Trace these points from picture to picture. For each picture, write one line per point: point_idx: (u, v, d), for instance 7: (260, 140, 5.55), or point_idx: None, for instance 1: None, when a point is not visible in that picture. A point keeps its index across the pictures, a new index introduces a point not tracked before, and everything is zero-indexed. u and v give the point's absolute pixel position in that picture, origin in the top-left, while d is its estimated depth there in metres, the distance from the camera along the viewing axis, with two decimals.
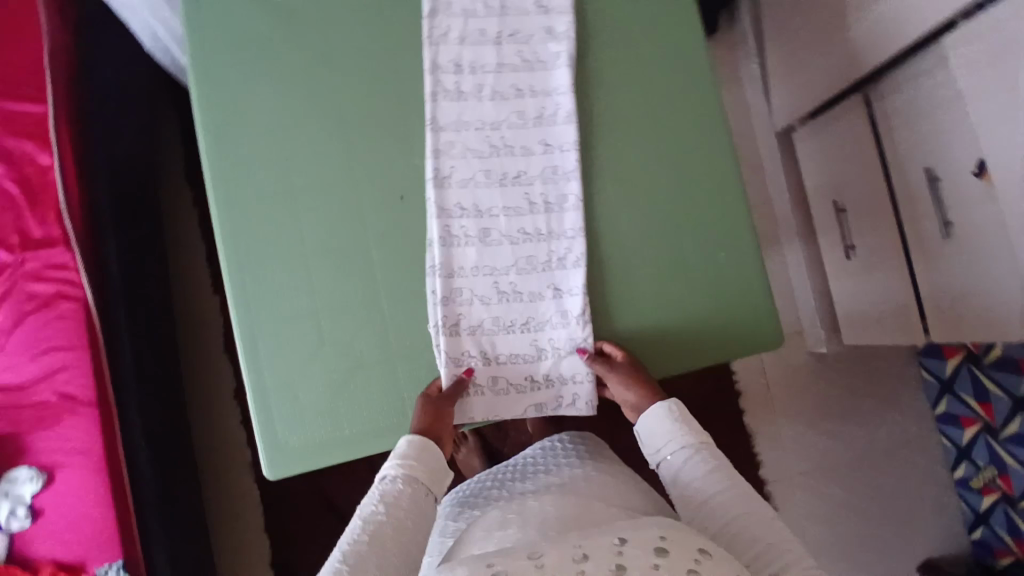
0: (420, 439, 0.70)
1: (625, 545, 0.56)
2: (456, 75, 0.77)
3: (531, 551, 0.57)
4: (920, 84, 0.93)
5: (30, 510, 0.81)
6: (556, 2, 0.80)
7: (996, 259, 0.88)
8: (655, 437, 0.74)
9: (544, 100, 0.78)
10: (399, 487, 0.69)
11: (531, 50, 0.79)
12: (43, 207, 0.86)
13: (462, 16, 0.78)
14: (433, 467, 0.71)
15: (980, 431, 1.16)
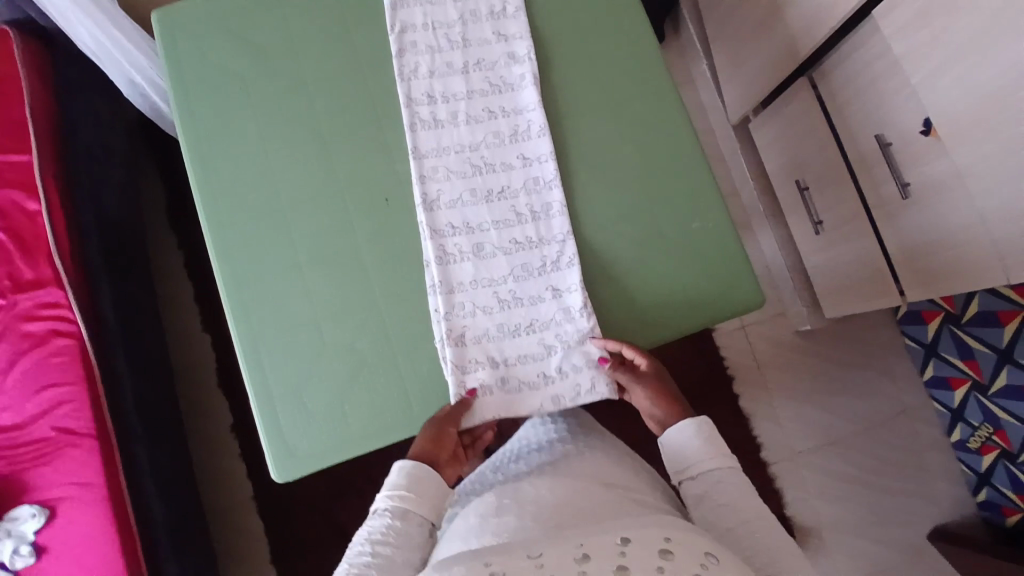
0: (417, 465, 0.73)
1: (628, 545, 0.53)
2: (430, 105, 0.81)
3: (531, 552, 0.55)
4: (861, 57, 0.99)
5: (34, 548, 0.80)
6: (513, 29, 0.84)
7: (954, 209, 0.92)
8: (683, 453, 0.73)
9: (517, 119, 0.82)
10: (393, 518, 0.70)
11: (497, 75, 0.83)
12: (33, 251, 0.88)
13: (428, 52, 0.83)
14: (423, 495, 0.72)
15: (970, 389, 1.18)
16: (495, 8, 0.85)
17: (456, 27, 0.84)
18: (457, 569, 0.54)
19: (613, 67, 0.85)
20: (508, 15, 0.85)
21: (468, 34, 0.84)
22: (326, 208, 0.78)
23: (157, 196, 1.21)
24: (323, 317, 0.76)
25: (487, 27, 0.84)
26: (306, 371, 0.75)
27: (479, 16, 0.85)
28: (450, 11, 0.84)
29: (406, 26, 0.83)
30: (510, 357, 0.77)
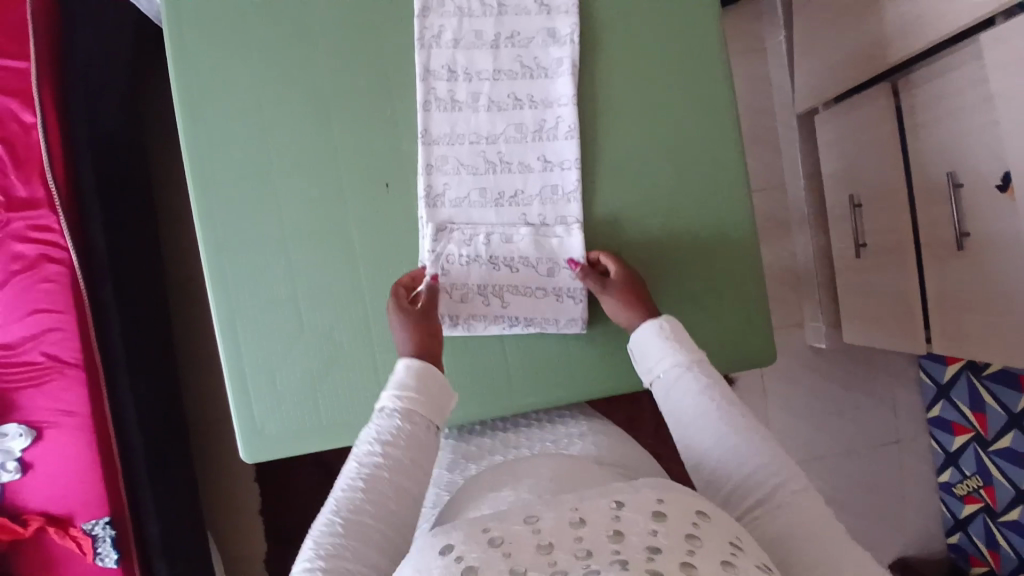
0: (422, 365, 0.61)
1: (623, 509, 0.44)
2: (449, 82, 0.73)
3: (525, 515, 0.45)
4: (950, 80, 0.86)
5: (20, 463, 0.84)
6: (558, 1, 0.74)
7: (1010, 277, 0.83)
8: (648, 353, 0.64)
9: (545, 112, 0.74)
10: (398, 424, 0.58)
11: (531, 54, 0.74)
12: (27, 168, 0.85)
13: (455, 14, 0.73)
14: (436, 398, 0.61)
15: (971, 439, 1.13)
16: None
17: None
18: (456, 534, 0.45)
19: (661, 66, 0.76)
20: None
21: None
22: (318, 182, 0.72)
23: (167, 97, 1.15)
24: (304, 302, 0.72)
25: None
26: (282, 355, 0.72)
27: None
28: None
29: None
30: (497, 307, 0.73)
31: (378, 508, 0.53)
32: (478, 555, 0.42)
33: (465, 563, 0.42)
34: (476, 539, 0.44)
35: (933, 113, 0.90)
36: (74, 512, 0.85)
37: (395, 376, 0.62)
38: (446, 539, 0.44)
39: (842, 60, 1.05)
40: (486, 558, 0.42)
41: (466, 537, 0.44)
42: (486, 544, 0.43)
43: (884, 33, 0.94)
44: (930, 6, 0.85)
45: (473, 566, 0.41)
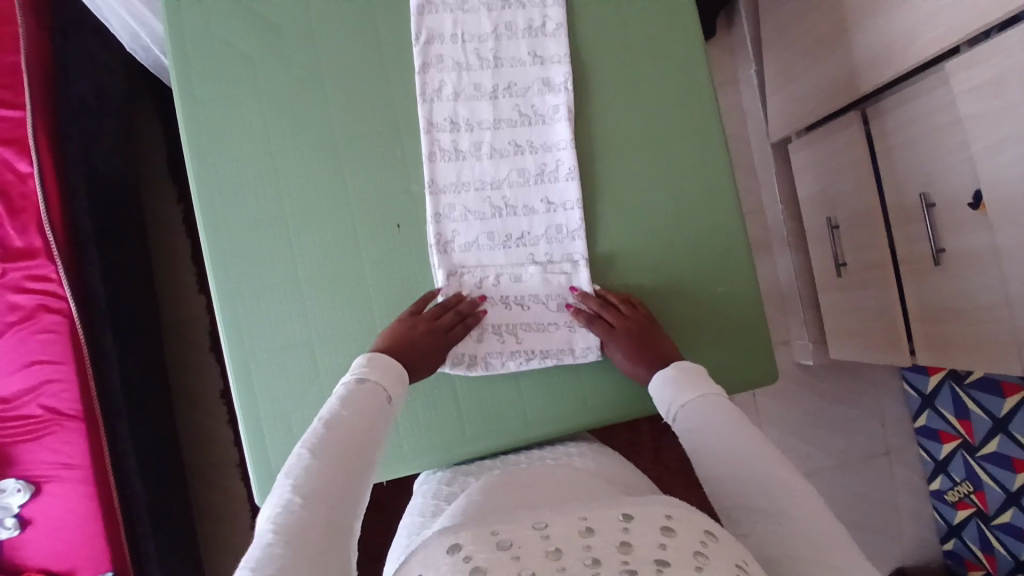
0: (377, 354, 0.63)
1: (631, 521, 0.44)
2: (452, 133, 0.75)
3: (536, 522, 0.45)
4: (917, 108, 0.93)
5: (18, 520, 0.81)
6: (552, 50, 0.78)
7: (988, 287, 0.88)
8: (665, 398, 0.62)
9: (545, 157, 0.76)
10: (350, 395, 0.57)
11: (528, 103, 0.77)
12: (23, 218, 0.85)
13: (454, 70, 0.76)
14: (390, 378, 0.61)
15: (957, 446, 1.18)
16: (534, 22, 0.78)
17: (488, 42, 0.77)
18: (465, 535, 0.45)
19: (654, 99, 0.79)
20: (547, 32, 0.78)
21: (501, 52, 0.77)
22: (330, 226, 0.74)
23: (157, 143, 1.15)
24: (319, 343, 0.73)
25: (522, 45, 0.78)
26: (299, 397, 0.72)
27: (514, 31, 0.78)
28: (483, 21, 0.77)
29: (433, 35, 0.76)
30: (512, 342, 0.75)
31: (343, 452, 0.51)
32: (486, 556, 0.42)
33: (472, 562, 0.41)
34: (484, 542, 0.43)
35: (904, 138, 0.97)
36: (76, 568, 0.82)
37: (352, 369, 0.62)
38: (454, 539, 0.45)
39: (813, 92, 1.12)
40: (494, 559, 0.41)
41: (474, 539, 0.44)
42: (495, 545, 0.42)
43: (855, 63, 1.01)
44: (896, 41, 0.92)
45: (481, 565, 0.41)
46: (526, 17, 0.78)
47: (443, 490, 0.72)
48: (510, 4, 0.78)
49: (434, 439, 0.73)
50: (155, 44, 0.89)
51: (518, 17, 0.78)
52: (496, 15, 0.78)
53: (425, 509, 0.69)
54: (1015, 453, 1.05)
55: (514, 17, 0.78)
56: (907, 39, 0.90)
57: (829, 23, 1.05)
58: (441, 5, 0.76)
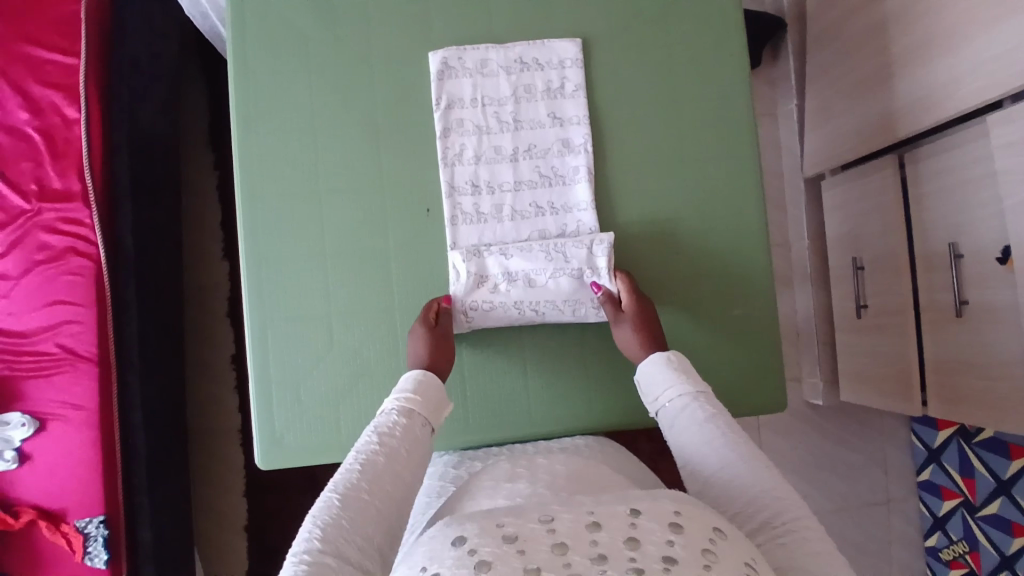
0: (426, 375, 0.63)
1: (639, 517, 0.44)
2: (473, 196, 0.75)
3: (542, 514, 0.45)
4: (955, 157, 0.92)
5: (18, 454, 0.83)
6: (570, 113, 0.77)
7: (1006, 345, 0.87)
8: (654, 385, 0.64)
9: (565, 220, 0.76)
10: (395, 420, 0.58)
11: (548, 164, 0.77)
12: (64, 162, 0.88)
13: (475, 133, 0.76)
14: (434, 406, 0.61)
15: (958, 504, 1.16)
16: (552, 84, 0.77)
17: (508, 105, 0.77)
18: (470, 526, 0.45)
19: (699, 114, 0.79)
20: (566, 93, 0.77)
21: (520, 115, 0.77)
22: (361, 203, 0.75)
23: (200, 110, 1.17)
24: (337, 317, 0.74)
25: (541, 107, 0.77)
26: (310, 366, 0.73)
27: (533, 93, 0.77)
28: (502, 85, 0.77)
29: (453, 100, 0.76)
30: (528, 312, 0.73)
31: (386, 478, 0.53)
32: (493, 549, 0.42)
33: (478, 556, 0.41)
34: (491, 535, 0.43)
35: (939, 187, 0.96)
36: (69, 508, 0.83)
37: (398, 386, 0.63)
38: (460, 531, 0.44)
39: (851, 132, 1.11)
40: (501, 553, 0.41)
41: (482, 532, 0.44)
42: (501, 538, 0.42)
43: (897, 107, 1.01)
44: (940, 89, 0.92)
45: (489, 560, 0.41)
46: (544, 78, 0.77)
47: (449, 473, 0.73)
48: (528, 66, 0.77)
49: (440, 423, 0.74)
50: (212, 12, 0.91)
51: (537, 79, 0.77)
52: (516, 78, 0.77)
53: (431, 491, 0.71)
54: (1016, 517, 1.03)
55: (533, 79, 0.77)
56: (950, 88, 0.90)
57: (875, 65, 1.05)
58: (460, 69, 0.76)
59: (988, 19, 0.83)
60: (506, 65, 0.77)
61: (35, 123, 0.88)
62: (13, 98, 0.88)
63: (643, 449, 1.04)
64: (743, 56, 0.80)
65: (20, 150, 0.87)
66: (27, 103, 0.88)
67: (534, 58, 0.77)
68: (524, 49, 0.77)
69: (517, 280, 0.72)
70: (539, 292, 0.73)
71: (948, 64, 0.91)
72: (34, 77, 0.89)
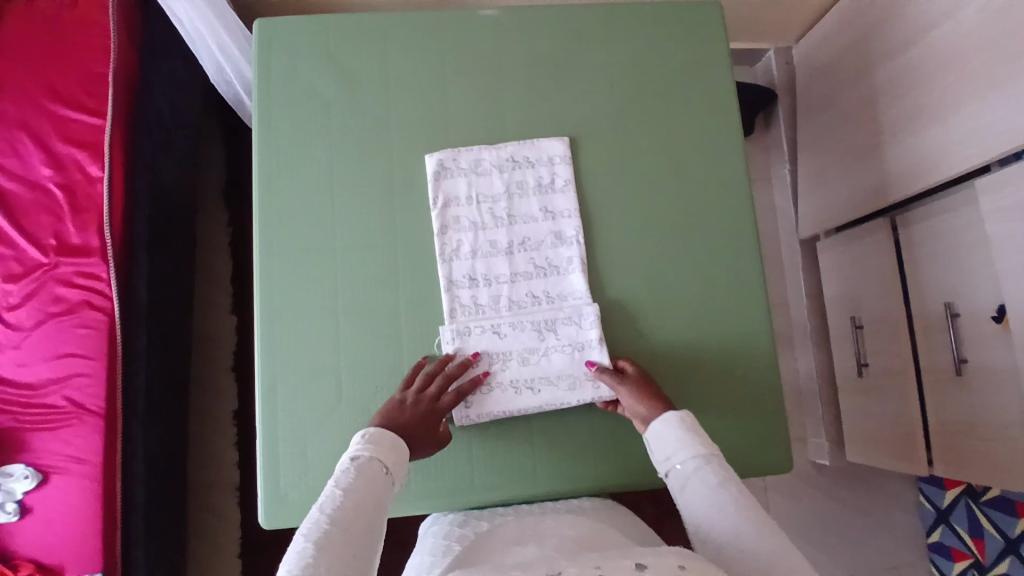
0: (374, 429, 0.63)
1: (644, 572, 0.45)
2: (471, 290, 0.77)
3: (550, 572, 0.47)
4: (948, 218, 0.96)
5: (19, 506, 0.82)
6: (562, 206, 0.80)
7: (1006, 401, 0.88)
8: (665, 446, 0.62)
9: (561, 307, 0.77)
10: (360, 470, 0.59)
11: (543, 256, 0.79)
12: (84, 217, 0.90)
13: (471, 229, 0.78)
14: (396, 451, 0.62)
15: (969, 565, 1.14)
16: (543, 180, 0.80)
17: (501, 201, 0.79)
18: None
19: (698, 176, 0.82)
20: (556, 188, 0.80)
21: (514, 210, 0.79)
22: (373, 259, 0.77)
23: (216, 172, 1.21)
24: (345, 370, 0.75)
25: (533, 202, 0.80)
26: (318, 420, 0.74)
27: (525, 189, 0.80)
28: (495, 182, 0.79)
29: (449, 198, 0.79)
30: (526, 395, 0.75)
31: (350, 536, 0.54)
32: None
33: None
34: None
35: (933, 247, 0.99)
36: (65, 562, 0.81)
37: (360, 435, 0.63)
38: None
39: (845, 196, 1.15)
40: None
41: None
42: None
43: (888, 172, 1.05)
44: (929, 154, 0.97)
45: None
46: (535, 175, 0.80)
47: (455, 532, 0.72)
48: (519, 164, 0.80)
49: (446, 479, 0.75)
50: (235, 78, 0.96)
51: (528, 175, 0.80)
52: (508, 176, 0.80)
53: (435, 550, 0.69)
54: None
55: (524, 176, 0.80)
56: (940, 154, 0.94)
57: (866, 133, 1.10)
58: (456, 168, 0.79)
59: (972, 91, 0.88)
60: (498, 163, 0.80)
61: (58, 179, 0.91)
62: (36, 154, 0.91)
63: (647, 511, 1.06)
64: (739, 123, 0.84)
65: (41, 204, 0.90)
66: (52, 161, 0.91)
67: (525, 156, 0.80)
68: (515, 148, 0.80)
69: (511, 358, 0.75)
70: (534, 370, 0.75)
71: (937, 131, 0.95)
72: (60, 134, 0.92)
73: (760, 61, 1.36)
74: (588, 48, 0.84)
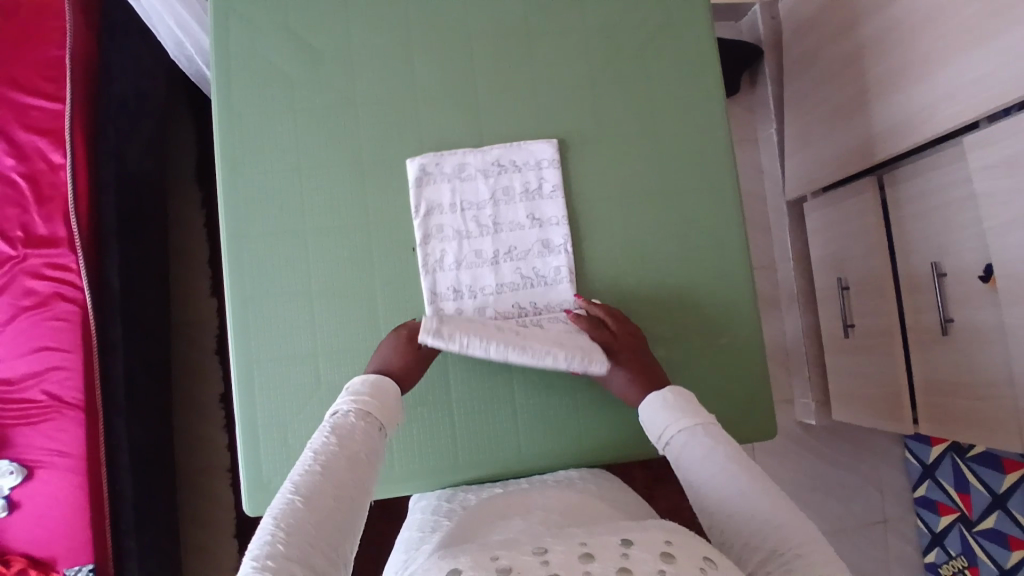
0: (362, 382, 0.61)
1: (631, 547, 0.45)
2: (456, 302, 0.75)
3: (535, 547, 0.45)
4: (936, 177, 0.94)
5: (7, 502, 0.82)
6: (550, 213, 0.78)
7: (992, 361, 0.88)
8: (656, 421, 0.63)
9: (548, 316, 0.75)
10: (349, 421, 0.57)
11: (529, 265, 0.77)
12: (50, 207, 0.88)
13: (455, 238, 0.76)
14: (387, 405, 0.60)
15: (955, 520, 1.15)
16: (531, 185, 0.78)
17: (487, 208, 0.77)
18: (464, 561, 0.45)
19: (678, 144, 0.80)
20: (545, 194, 0.78)
21: (500, 217, 0.77)
22: (346, 243, 0.75)
23: (188, 153, 1.18)
24: (322, 357, 0.74)
25: (520, 209, 0.78)
26: (297, 408, 0.73)
27: (511, 195, 0.78)
28: (480, 189, 0.77)
29: (432, 206, 0.76)
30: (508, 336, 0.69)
31: (337, 489, 0.51)
32: None
33: None
34: (484, 568, 0.43)
35: (920, 207, 0.98)
36: (58, 556, 0.82)
37: (350, 389, 0.61)
38: (454, 564, 0.45)
39: (830, 156, 1.13)
40: None
41: (474, 567, 0.44)
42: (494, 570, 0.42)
43: (874, 130, 1.02)
44: (916, 111, 0.94)
45: None
46: (522, 180, 0.78)
47: (443, 507, 0.72)
48: (506, 168, 0.78)
49: (431, 461, 0.75)
50: (197, 55, 0.93)
51: (515, 181, 0.78)
52: (494, 181, 0.77)
53: (424, 526, 0.69)
54: (1014, 533, 1.03)
55: (511, 181, 0.78)
56: (928, 111, 0.92)
57: (852, 90, 1.07)
58: (439, 174, 0.77)
59: (960, 45, 0.85)
60: (484, 168, 0.77)
61: (20, 168, 0.88)
62: None
63: (634, 477, 1.08)
64: (717, 88, 0.81)
65: (5, 194, 0.87)
66: (13, 150, 0.88)
67: (511, 160, 0.78)
68: (502, 152, 0.77)
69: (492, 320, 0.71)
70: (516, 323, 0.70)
71: (923, 88, 0.93)
72: (18, 122, 0.89)
73: (744, 16, 1.31)
74: (560, 14, 0.80)
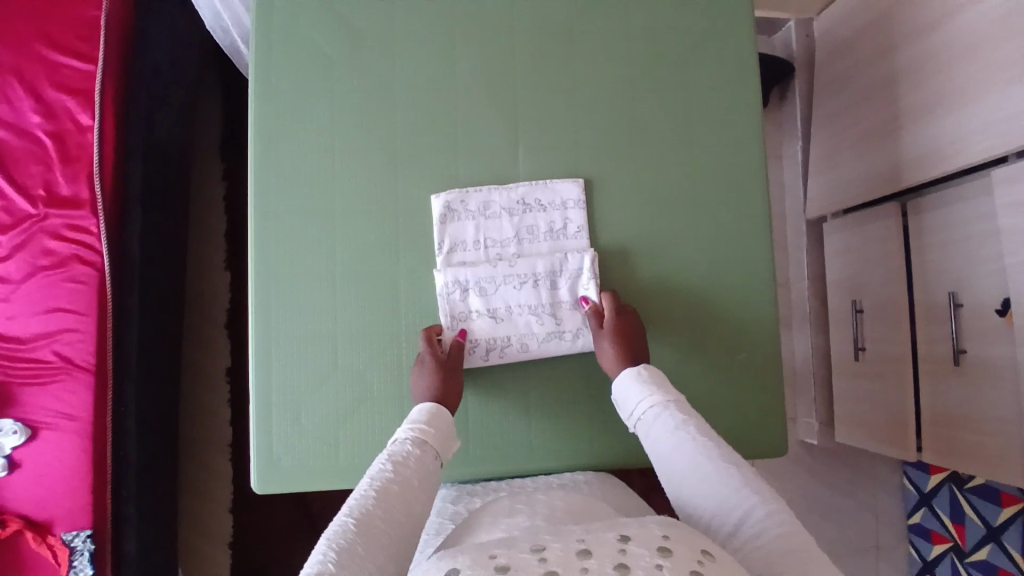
0: (422, 411, 0.63)
1: (628, 542, 0.44)
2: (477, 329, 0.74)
3: (533, 545, 0.45)
4: (960, 208, 0.94)
5: (8, 460, 0.81)
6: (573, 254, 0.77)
7: (1003, 396, 0.88)
8: (628, 399, 0.65)
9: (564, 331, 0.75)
10: (409, 450, 0.58)
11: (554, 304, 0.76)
12: (74, 168, 0.87)
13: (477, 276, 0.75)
14: (444, 436, 0.62)
15: (948, 549, 1.16)
16: (555, 226, 0.77)
17: (510, 246, 0.76)
18: (463, 559, 0.44)
19: (713, 155, 0.80)
20: (569, 234, 0.77)
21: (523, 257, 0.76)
22: (375, 228, 0.75)
23: (213, 125, 1.17)
24: (342, 342, 0.74)
25: (543, 247, 0.77)
26: (313, 390, 0.73)
27: (535, 234, 0.77)
28: (505, 226, 0.76)
29: (456, 243, 0.75)
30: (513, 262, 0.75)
31: (391, 516, 0.52)
32: None
33: None
34: (482, 567, 0.43)
35: (941, 237, 0.98)
36: (55, 519, 0.81)
37: (411, 417, 0.64)
38: (453, 564, 0.44)
39: (856, 179, 1.13)
40: None
41: (473, 565, 0.43)
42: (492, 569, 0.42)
43: (903, 156, 1.02)
44: (945, 142, 0.94)
45: None
46: (547, 220, 0.77)
47: (447, 510, 0.73)
48: (530, 208, 0.77)
49: None
50: (234, 29, 0.92)
51: (539, 220, 0.77)
52: (519, 220, 0.77)
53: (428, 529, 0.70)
54: (1005, 565, 1.04)
55: (535, 221, 0.77)
56: (958, 142, 0.92)
57: (884, 115, 1.07)
58: (464, 211, 0.76)
59: (996, 79, 0.85)
60: (509, 207, 0.76)
61: (47, 126, 0.87)
62: (26, 100, 0.87)
63: (636, 483, 1.08)
64: (757, 102, 0.81)
65: (31, 151, 0.87)
66: (41, 107, 0.88)
67: (537, 199, 0.77)
68: (527, 190, 0.77)
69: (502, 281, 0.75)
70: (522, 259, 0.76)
71: (955, 119, 0.93)
72: (48, 79, 0.88)
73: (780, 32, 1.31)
74: (607, 15, 0.80)
